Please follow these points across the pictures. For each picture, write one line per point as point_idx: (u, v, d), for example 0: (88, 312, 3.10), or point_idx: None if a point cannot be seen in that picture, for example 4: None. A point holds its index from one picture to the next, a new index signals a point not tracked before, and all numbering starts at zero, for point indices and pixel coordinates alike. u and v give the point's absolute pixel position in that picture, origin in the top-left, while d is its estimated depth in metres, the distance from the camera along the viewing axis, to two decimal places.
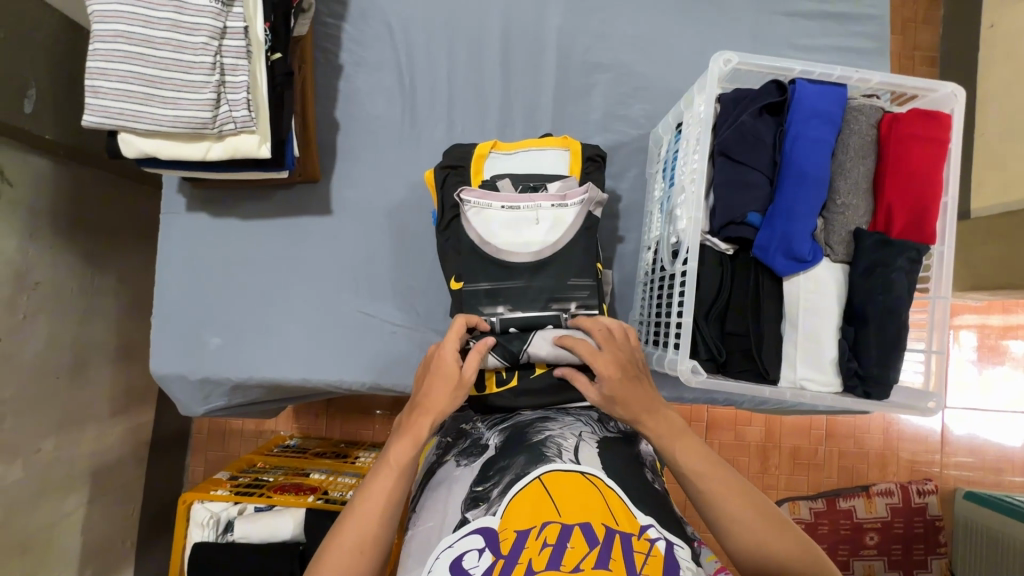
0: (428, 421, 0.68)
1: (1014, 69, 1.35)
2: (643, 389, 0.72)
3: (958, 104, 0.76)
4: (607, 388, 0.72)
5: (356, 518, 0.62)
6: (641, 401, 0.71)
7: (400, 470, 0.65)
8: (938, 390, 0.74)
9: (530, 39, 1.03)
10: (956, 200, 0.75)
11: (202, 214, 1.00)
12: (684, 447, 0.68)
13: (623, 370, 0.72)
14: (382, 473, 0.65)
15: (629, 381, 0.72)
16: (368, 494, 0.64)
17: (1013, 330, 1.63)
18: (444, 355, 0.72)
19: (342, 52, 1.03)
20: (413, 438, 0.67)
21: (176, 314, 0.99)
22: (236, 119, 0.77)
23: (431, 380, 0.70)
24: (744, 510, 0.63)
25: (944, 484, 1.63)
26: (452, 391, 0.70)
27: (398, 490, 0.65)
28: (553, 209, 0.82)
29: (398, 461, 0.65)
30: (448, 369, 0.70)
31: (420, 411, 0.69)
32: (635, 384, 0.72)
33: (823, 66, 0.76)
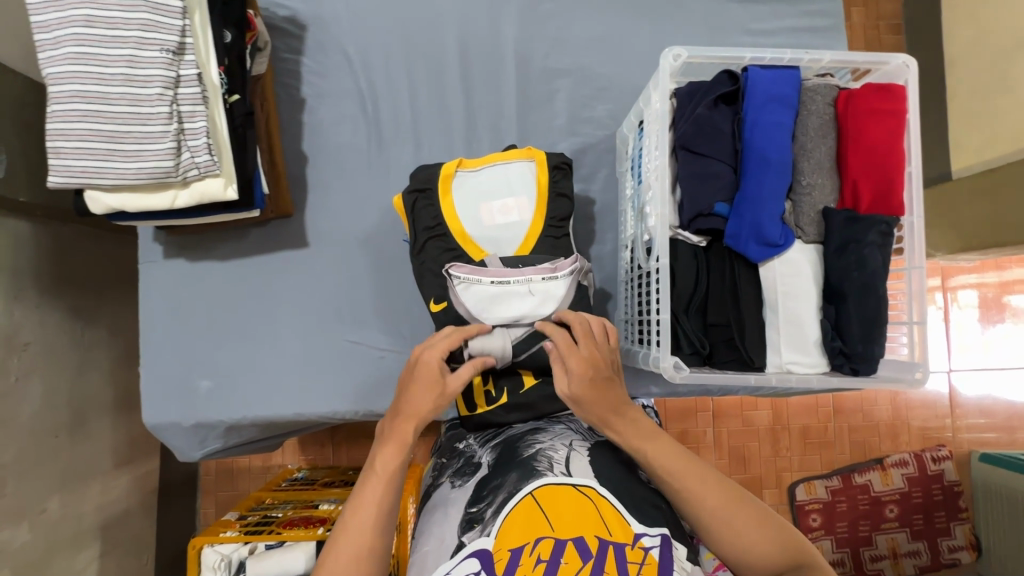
0: (413, 427, 0.68)
1: (980, 28, 1.36)
2: (611, 389, 0.69)
3: (911, 74, 0.76)
4: (576, 391, 0.68)
5: (353, 534, 0.62)
6: (611, 401, 0.68)
7: (389, 477, 0.66)
8: (923, 359, 0.74)
9: (488, 52, 1.04)
10: (920, 170, 0.75)
11: (181, 260, 1.01)
12: (654, 449, 0.66)
13: (591, 366, 0.69)
14: (371, 482, 0.65)
15: (601, 382, 0.69)
16: (360, 505, 0.64)
17: (1009, 286, 1.63)
18: (426, 362, 0.70)
19: (303, 85, 1.03)
20: (397, 446, 0.68)
21: (164, 361, 0.99)
22: (199, 164, 0.78)
23: (412, 385, 0.70)
24: (722, 511, 0.62)
25: (959, 449, 1.62)
26: (434, 396, 0.70)
27: (391, 496, 0.65)
28: (544, 282, 0.78)
29: (384, 466, 0.66)
30: (432, 372, 0.70)
31: (402, 417, 0.69)
32: (607, 389, 0.68)
33: (773, 51, 0.76)
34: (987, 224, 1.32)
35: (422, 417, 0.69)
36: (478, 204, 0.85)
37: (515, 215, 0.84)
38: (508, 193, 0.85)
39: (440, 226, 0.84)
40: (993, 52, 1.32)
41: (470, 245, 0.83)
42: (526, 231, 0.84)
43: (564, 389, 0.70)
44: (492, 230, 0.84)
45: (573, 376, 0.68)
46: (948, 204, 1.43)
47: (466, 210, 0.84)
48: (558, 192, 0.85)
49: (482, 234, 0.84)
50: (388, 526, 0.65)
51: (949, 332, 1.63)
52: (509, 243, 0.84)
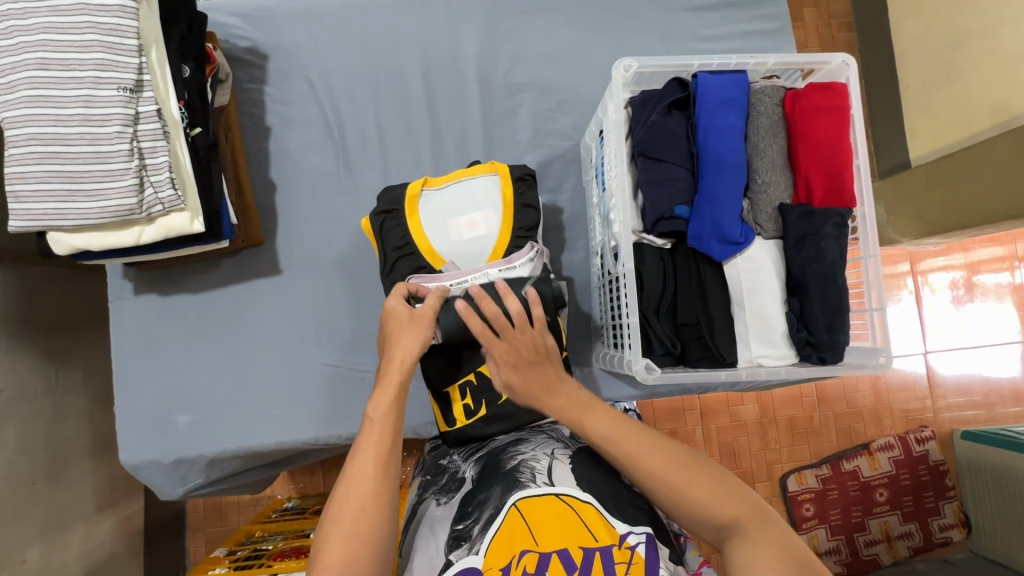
0: (401, 367, 0.69)
1: (926, 23, 1.42)
2: (536, 374, 0.68)
3: (851, 72, 0.79)
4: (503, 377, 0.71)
5: (355, 478, 0.62)
6: (536, 388, 0.68)
7: (387, 420, 0.66)
8: (885, 344, 0.76)
9: (449, 71, 1.06)
10: (867, 163, 0.78)
11: (153, 295, 1.00)
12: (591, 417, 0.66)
13: (513, 354, 0.69)
14: (370, 428, 0.66)
15: (525, 368, 0.68)
16: (359, 453, 0.64)
17: (975, 266, 1.68)
18: (394, 308, 0.72)
19: (268, 114, 1.04)
20: (392, 389, 0.68)
21: (141, 398, 0.97)
22: (163, 199, 0.78)
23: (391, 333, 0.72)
24: (678, 480, 0.60)
25: (941, 428, 1.66)
26: (415, 331, 0.72)
27: (390, 438, 0.66)
28: (502, 273, 0.79)
29: (378, 409, 0.67)
30: (403, 314, 0.72)
31: (389, 362, 0.70)
32: (533, 376, 0.68)
33: (720, 57, 0.79)
34: (948, 206, 1.35)
35: (406, 355, 0.70)
36: (444, 220, 0.86)
37: (482, 227, 0.85)
38: (472, 206, 0.86)
39: (408, 245, 0.85)
40: (940, 45, 1.38)
41: (440, 261, 0.84)
42: (494, 242, 0.85)
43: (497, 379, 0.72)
44: (461, 243, 0.85)
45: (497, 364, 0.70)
46: (910, 190, 1.47)
47: (433, 227, 0.85)
48: (523, 203, 0.86)
49: (451, 248, 0.85)
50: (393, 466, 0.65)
51: (924, 315, 1.67)
52: (479, 254, 0.85)
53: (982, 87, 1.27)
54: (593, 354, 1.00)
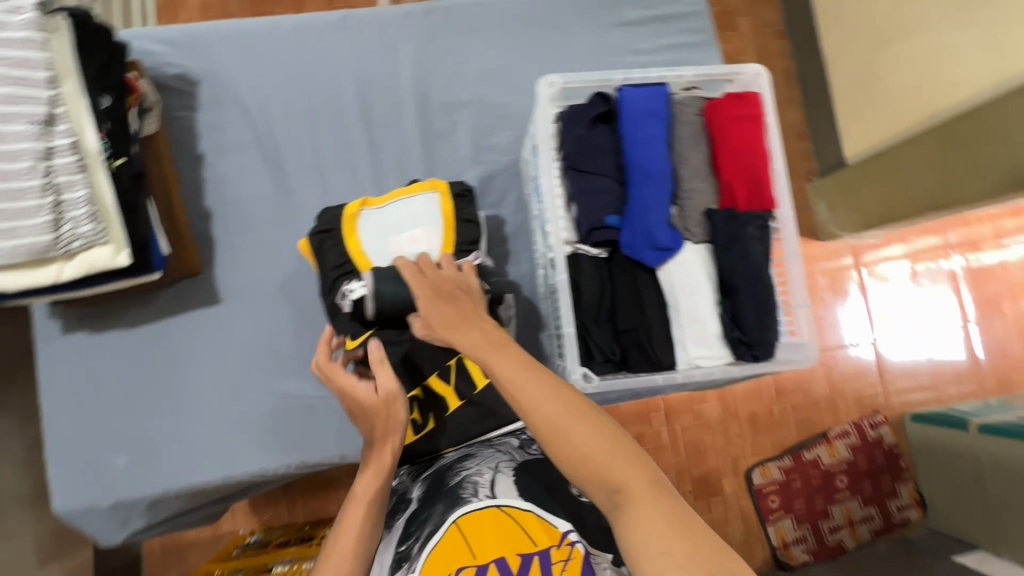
0: (386, 451, 0.71)
1: (848, 28, 1.49)
2: (454, 308, 0.69)
3: (764, 82, 0.84)
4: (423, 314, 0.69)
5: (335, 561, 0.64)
6: (453, 319, 0.67)
7: (368, 500, 0.68)
8: (810, 339, 0.81)
9: (386, 91, 1.06)
10: (783, 167, 0.82)
11: (84, 332, 0.96)
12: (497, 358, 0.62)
13: (435, 288, 0.71)
14: (350, 511, 0.67)
15: (443, 300, 0.70)
16: (342, 532, 0.66)
17: (914, 255, 1.76)
18: (358, 387, 0.73)
19: (201, 141, 1.02)
20: (374, 471, 0.70)
21: (74, 442, 0.93)
22: (82, 234, 0.76)
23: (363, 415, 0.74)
24: (574, 431, 0.56)
25: (893, 413, 1.73)
26: (384, 412, 0.72)
27: (373, 522, 0.68)
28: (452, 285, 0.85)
29: (363, 493, 0.68)
30: (369, 396, 0.73)
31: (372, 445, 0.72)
32: (451, 305, 0.69)
33: (640, 71, 0.82)
34: (886, 204, 1.43)
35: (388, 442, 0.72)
36: (384, 238, 0.85)
37: (422, 244, 0.85)
38: (412, 223, 0.86)
39: (347, 263, 0.84)
40: (862, 49, 1.45)
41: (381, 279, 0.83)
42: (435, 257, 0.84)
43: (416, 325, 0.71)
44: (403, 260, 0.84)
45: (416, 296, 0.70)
46: (851, 186, 1.55)
47: (372, 245, 0.84)
48: (463, 219, 0.87)
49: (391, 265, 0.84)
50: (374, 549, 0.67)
51: (871, 304, 1.74)
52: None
53: (903, 87, 1.34)
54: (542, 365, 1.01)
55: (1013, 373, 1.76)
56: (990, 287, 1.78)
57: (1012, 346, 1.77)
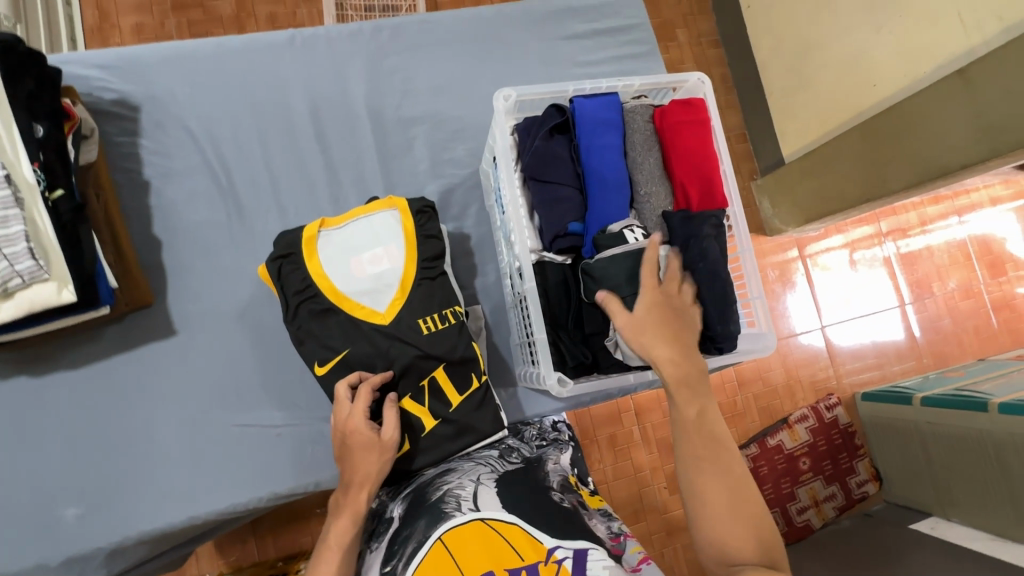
0: (366, 492, 0.74)
1: (778, 35, 1.59)
2: (676, 322, 0.75)
3: (707, 88, 0.88)
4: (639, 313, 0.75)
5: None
6: (678, 337, 0.73)
7: (344, 545, 0.71)
8: (768, 329, 0.86)
9: (339, 110, 1.05)
10: (732, 168, 0.87)
11: (24, 377, 0.89)
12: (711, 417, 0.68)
13: (660, 301, 0.76)
14: (327, 554, 0.70)
15: (659, 316, 0.75)
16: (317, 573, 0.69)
17: (852, 245, 1.88)
18: (355, 430, 0.74)
19: (145, 167, 0.98)
20: (351, 515, 0.72)
21: (17, 496, 0.86)
22: (19, 272, 0.70)
23: (353, 454, 0.75)
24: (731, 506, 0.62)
25: (844, 394, 1.83)
26: (377, 457, 0.74)
27: (348, 563, 0.70)
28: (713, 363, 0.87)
29: (339, 537, 0.71)
30: (365, 439, 0.74)
31: (354, 487, 0.74)
32: (666, 323, 0.74)
33: (591, 81, 0.85)
34: (823, 196, 1.51)
35: (371, 484, 0.74)
36: (346, 259, 0.84)
37: (386, 263, 0.84)
38: (374, 242, 0.85)
39: (309, 287, 0.82)
40: (790, 54, 1.56)
41: (347, 303, 0.82)
42: (399, 275, 0.84)
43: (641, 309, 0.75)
44: (366, 280, 0.83)
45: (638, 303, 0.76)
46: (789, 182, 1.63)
47: (335, 266, 0.83)
48: (426, 235, 0.87)
49: (356, 287, 0.82)
50: None
51: (817, 292, 1.84)
52: (386, 290, 0.83)
53: (830, 87, 1.45)
54: (515, 374, 1.01)
55: (946, 347, 1.90)
56: (920, 269, 1.92)
57: (943, 323, 1.91)
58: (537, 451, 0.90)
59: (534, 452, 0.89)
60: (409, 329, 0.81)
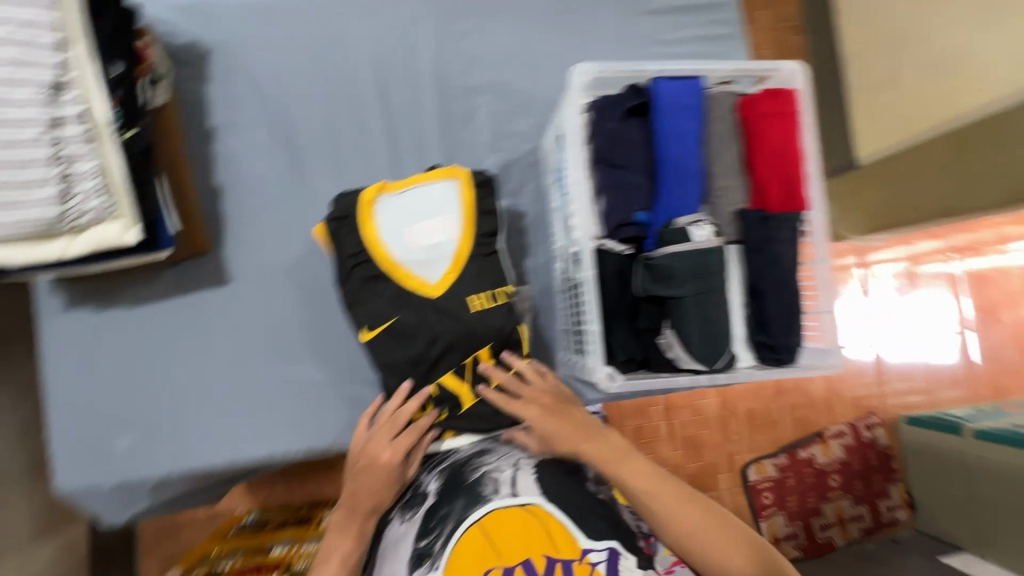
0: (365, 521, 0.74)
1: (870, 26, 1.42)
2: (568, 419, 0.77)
3: (803, 79, 0.81)
4: (540, 429, 0.76)
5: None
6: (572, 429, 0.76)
7: (345, 564, 0.71)
8: (836, 344, 0.79)
9: (404, 71, 1.02)
10: (819, 168, 0.80)
11: (88, 309, 0.93)
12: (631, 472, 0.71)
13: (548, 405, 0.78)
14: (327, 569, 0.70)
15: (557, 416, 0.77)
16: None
17: (916, 260, 1.76)
18: (383, 462, 0.75)
19: (211, 115, 0.98)
20: (355, 535, 0.73)
21: (75, 422, 0.91)
22: (93, 208, 0.73)
23: (367, 479, 0.75)
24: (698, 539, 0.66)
25: (887, 415, 1.73)
26: (388, 493, 0.76)
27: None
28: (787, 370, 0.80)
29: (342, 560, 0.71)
30: (386, 475, 0.75)
31: (359, 510, 0.74)
32: (565, 420, 0.77)
33: (676, 62, 0.79)
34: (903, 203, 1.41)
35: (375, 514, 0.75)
36: (403, 226, 0.82)
37: (441, 235, 0.82)
38: (433, 213, 0.83)
39: (364, 251, 0.81)
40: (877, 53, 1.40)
41: (400, 273, 0.80)
42: (453, 249, 0.82)
43: (534, 441, 0.77)
44: (420, 250, 0.81)
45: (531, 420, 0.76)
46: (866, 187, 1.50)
47: (390, 234, 0.81)
48: (484, 210, 0.85)
49: (411, 257, 0.81)
50: None
51: (871, 306, 1.74)
52: (440, 263, 0.81)
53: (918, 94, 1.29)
54: (556, 359, 1.00)
55: (1005, 379, 1.78)
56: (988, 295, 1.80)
57: (1006, 353, 1.79)
58: None
59: None
60: (459, 303, 0.79)
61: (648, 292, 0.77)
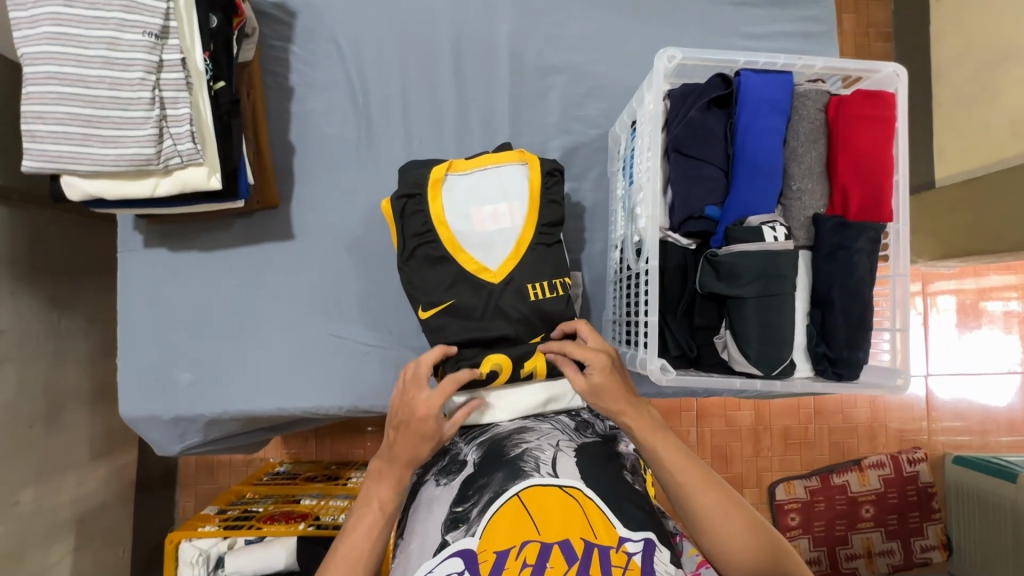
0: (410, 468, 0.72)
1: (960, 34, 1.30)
2: (625, 381, 0.75)
3: (901, 82, 0.77)
4: (595, 381, 0.73)
5: (344, 559, 0.68)
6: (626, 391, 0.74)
7: (385, 510, 0.71)
8: (905, 366, 0.75)
9: (481, 46, 1.02)
10: (908, 178, 0.76)
11: (164, 250, 0.98)
12: (664, 447, 0.71)
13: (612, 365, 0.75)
14: (368, 516, 0.70)
15: (615, 375, 0.74)
16: (356, 534, 0.69)
17: (987, 292, 1.64)
18: (419, 413, 0.71)
19: (292, 74, 1.01)
20: (394, 484, 0.72)
21: (144, 352, 0.97)
22: (181, 152, 0.76)
23: (407, 437, 0.71)
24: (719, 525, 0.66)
25: (933, 451, 1.63)
26: (431, 443, 0.72)
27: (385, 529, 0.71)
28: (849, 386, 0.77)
29: (382, 504, 0.71)
30: (426, 427, 0.71)
31: (399, 465, 0.71)
32: (621, 381, 0.74)
33: (767, 55, 0.76)
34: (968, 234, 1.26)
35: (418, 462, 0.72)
36: (467, 208, 0.83)
37: (506, 220, 0.82)
38: (498, 198, 0.83)
39: (428, 232, 0.82)
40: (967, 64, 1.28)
41: (460, 253, 0.81)
42: (517, 235, 0.82)
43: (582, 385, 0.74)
44: (485, 234, 0.82)
45: (592, 365, 0.73)
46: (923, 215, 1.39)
47: (455, 214, 0.82)
48: (549, 198, 0.84)
49: (473, 239, 0.82)
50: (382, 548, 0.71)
51: (928, 336, 1.64)
52: (501, 248, 0.82)
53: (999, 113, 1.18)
54: None
55: None
56: None
57: None
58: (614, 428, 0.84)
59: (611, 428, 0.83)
60: (518, 293, 0.80)
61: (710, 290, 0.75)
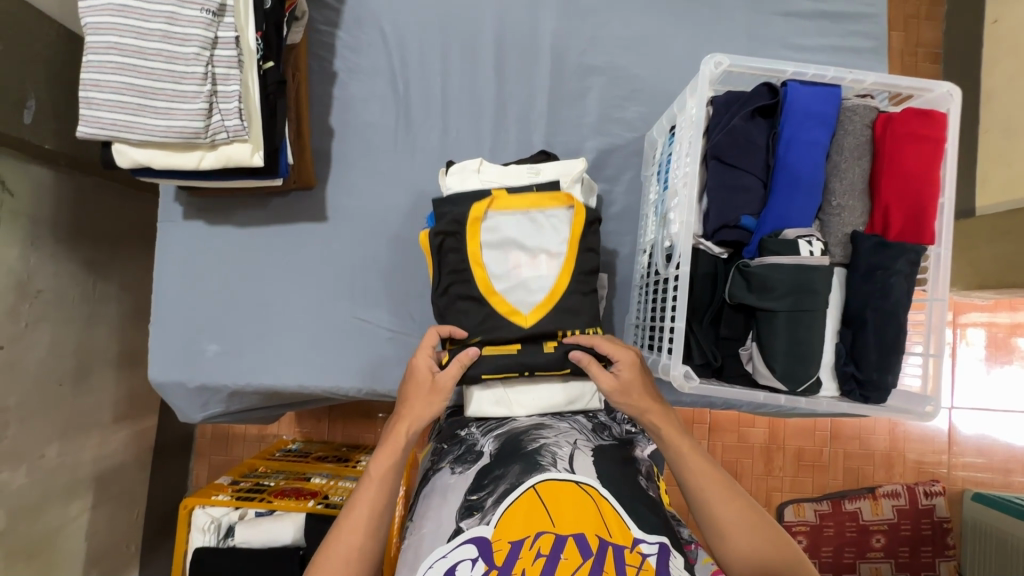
0: (410, 432, 0.75)
1: (1014, 60, 1.25)
2: (649, 383, 0.78)
3: (954, 103, 0.75)
4: (623, 375, 0.76)
5: (347, 526, 0.67)
6: (649, 393, 0.77)
7: (384, 479, 0.71)
8: (936, 394, 0.73)
9: (524, 43, 1.03)
10: (953, 202, 0.74)
11: (201, 223, 1.01)
12: (689, 452, 0.72)
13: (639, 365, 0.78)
14: (367, 484, 0.71)
15: (641, 374, 0.78)
16: (355, 506, 0.69)
17: (1021, 328, 1.58)
18: (417, 368, 0.78)
19: (336, 60, 1.03)
20: (394, 448, 0.74)
21: (175, 320, 0.99)
22: (228, 127, 0.78)
23: (411, 394, 0.78)
24: (736, 530, 0.66)
25: (952, 486, 1.59)
26: (429, 400, 0.77)
27: (384, 500, 0.70)
28: (873, 410, 0.76)
29: (379, 471, 0.71)
30: (422, 380, 0.78)
31: (403, 423, 0.76)
32: (647, 383, 0.78)
33: (817, 67, 0.75)
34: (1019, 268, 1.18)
35: (418, 421, 0.76)
36: (505, 251, 0.82)
37: (542, 267, 0.82)
38: (537, 242, 0.82)
39: (465, 270, 0.81)
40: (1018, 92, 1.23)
41: (494, 295, 0.80)
42: (551, 284, 0.81)
43: (609, 380, 0.76)
44: (518, 279, 0.81)
45: (620, 360, 0.77)
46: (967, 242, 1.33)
47: (492, 255, 0.81)
48: (587, 247, 0.83)
49: (508, 283, 0.81)
50: (383, 524, 0.69)
51: (955, 368, 1.59)
52: (534, 295, 0.81)
53: None
54: None
55: None
56: None
57: None
58: (630, 431, 0.83)
59: (627, 432, 0.83)
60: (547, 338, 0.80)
61: (739, 301, 0.75)
